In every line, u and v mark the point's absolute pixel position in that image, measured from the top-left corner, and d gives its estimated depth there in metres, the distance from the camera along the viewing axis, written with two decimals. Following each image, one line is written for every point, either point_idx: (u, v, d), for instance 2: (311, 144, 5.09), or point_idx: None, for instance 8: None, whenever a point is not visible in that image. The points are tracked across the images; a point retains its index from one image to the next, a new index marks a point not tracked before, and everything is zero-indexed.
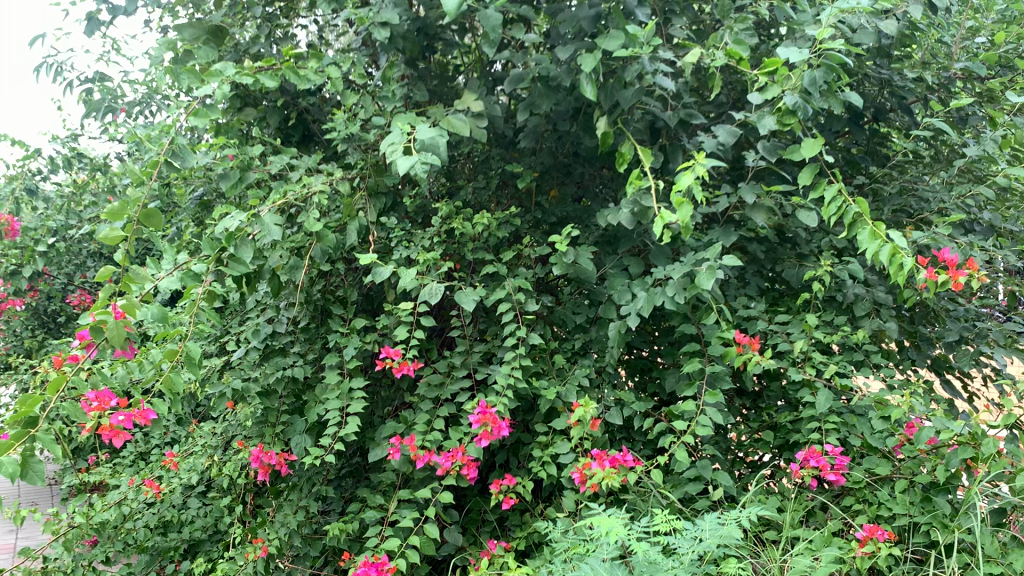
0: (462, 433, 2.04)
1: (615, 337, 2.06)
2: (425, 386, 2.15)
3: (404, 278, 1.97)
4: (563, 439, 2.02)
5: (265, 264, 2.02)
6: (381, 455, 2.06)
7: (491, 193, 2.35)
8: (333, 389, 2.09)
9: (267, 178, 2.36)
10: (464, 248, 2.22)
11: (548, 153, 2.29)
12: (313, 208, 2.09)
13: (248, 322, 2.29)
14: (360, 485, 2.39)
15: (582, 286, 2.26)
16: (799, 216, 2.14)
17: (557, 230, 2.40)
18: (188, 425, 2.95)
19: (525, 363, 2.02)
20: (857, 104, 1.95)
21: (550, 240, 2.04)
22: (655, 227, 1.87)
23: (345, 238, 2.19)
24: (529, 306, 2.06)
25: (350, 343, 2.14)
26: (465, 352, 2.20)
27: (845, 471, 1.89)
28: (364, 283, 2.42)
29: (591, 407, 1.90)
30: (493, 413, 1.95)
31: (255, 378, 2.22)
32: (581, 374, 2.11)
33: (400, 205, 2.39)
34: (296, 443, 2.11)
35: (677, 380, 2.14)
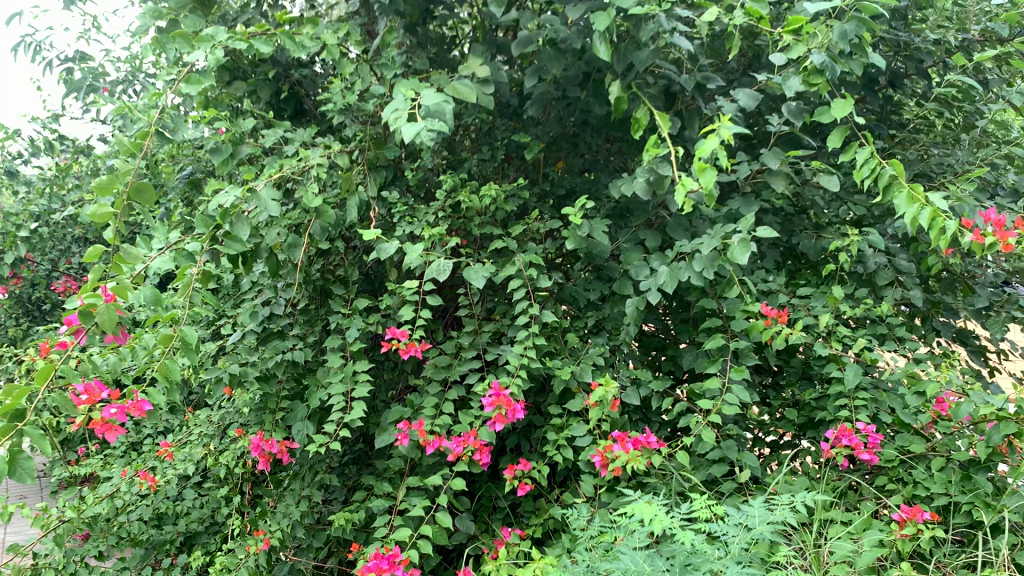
0: (473, 416, 1.94)
1: (634, 315, 1.96)
2: (432, 368, 2.04)
3: (411, 255, 1.87)
4: (579, 421, 1.92)
5: (262, 242, 1.91)
6: (388, 441, 1.96)
7: (496, 165, 2.24)
8: (336, 372, 1.98)
9: (260, 152, 2.25)
10: (471, 223, 2.11)
11: (556, 122, 2.19)
12: (312, 182, 1.97)
13: (243, 305, 2.18)
14: (364, 472, 2.28)
15: (594, 262, 2.16)
16: (822, 184, 2.04)
17: (566, 203, 2.29)
18: (181, 413, 2.84)
19: (539, 342, 1.92)
20: (880, 62, 1.86)
21: (563, 213, 1.93)
22: (677, 196, 1.75)
23: (345, 214, 2.08)
24: (541, 282, 1.96)
25: (353, 324, 2.03)
26: (473, 331, 2.10)
27: (878, 449, 1.81)
28: (365, 262, 2.31)
29: (610, 387, 1.80)
30: (507, 395, 1.85)
31: (252, 362, 2.11)
32: (597, 352, 2.02)
33: (401, 180, 2.27)
34: (298, 430, 1.99)
35: (696, 357, 2.05)
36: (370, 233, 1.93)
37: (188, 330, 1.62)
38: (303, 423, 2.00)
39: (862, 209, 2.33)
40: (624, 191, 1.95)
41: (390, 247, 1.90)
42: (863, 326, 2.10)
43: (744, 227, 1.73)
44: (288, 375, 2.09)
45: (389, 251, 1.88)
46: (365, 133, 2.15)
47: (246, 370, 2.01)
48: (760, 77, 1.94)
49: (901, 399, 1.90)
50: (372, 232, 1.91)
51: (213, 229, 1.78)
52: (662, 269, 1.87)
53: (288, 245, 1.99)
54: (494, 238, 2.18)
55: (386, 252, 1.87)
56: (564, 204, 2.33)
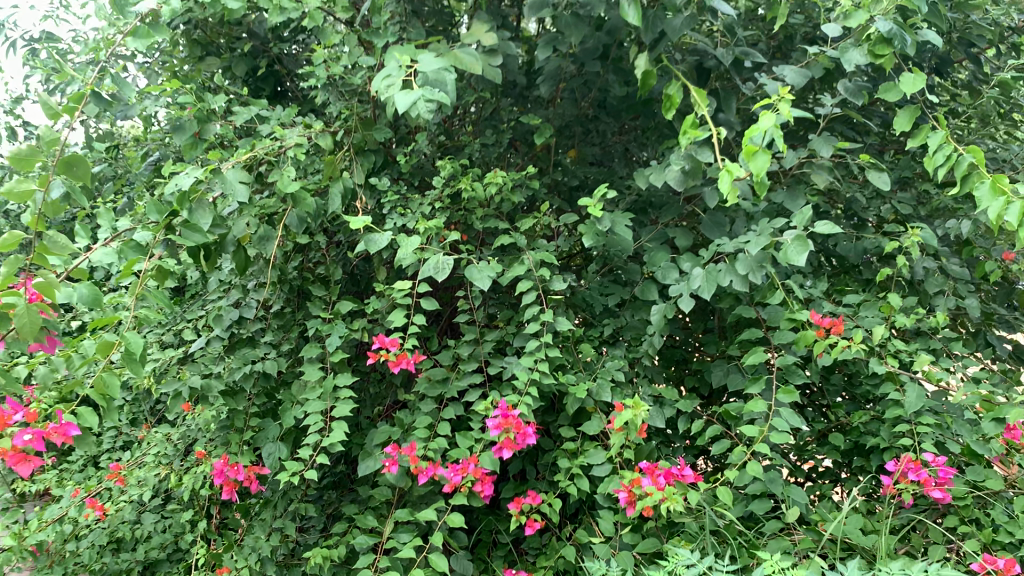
0: (473, 440, 1.67)
1: (660, 324, 1.71)
2: (426, 382, 1.77)
3: (403, 250, 1.59)
4: (597, 446, 1.66)
5: (227, 233, 1.63)
6: (374, 468, 1.68)
7: (501, 151, 1.97)
8: (313, 387, 1.70)
9: (232, 132, 1.97)
10: (473, 216, 1.83)
11: (570, 103, 1.92)
12: (289, 164, 1.69)
13: (209, 306, 1.90)
14: (346, 499, 2.00)
15: (611, 263, 1.89)
16: (874, 178, 1.79)
17: (579, 195, 2.03)
18: (144, 426, 2.54)
19: (552, 355, 1.64)
20: (938, 40, 1.53)
21: (581, 204, 1.65)
22: (719, 185, 1.48)
23: (326, 204, 1.80)
24: (554, 284, 1.68)
25: (335, 331, 1.75)
26: (473, 340, 1.83)
27: (949, 485, 1.54)
28: (350, 259, 2.03)
29: (638, 409, 1.53)
30: (516, 417, 1.58)
31: (217, 374, 1.82)
32: (617, 366, 1.75)
33: (392, 167, 2.00)
34: (269, 454, 1.71)
35: (728, 372, 1.80)
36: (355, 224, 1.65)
37: (132, 337, 1.33)
38: (275, 444, 1.72)
39: (909, 208, 2.07)
40: (652, 181, 1.69)
41: (378, 240, 1.62)
42: (918, 340, 1.84)
43: (800, 222, 1.48)
44: (258, 388, 1.81)
45: (379, 244, 1.60)
46: (351, 111, 1.88)
47: (208, 384, 1.73)
48: (809, 52, 1.67)
49: (970, 426, 1.64)
50: (359, 222, 1.63)
51: (168, 216, 1.50)
52: (696, 270, 1.62)
53: (260, 238, 1.71)
54: (498, 234, 1.90)
55: (374, 247, 1.59)
56: (576, 197, 2.06)
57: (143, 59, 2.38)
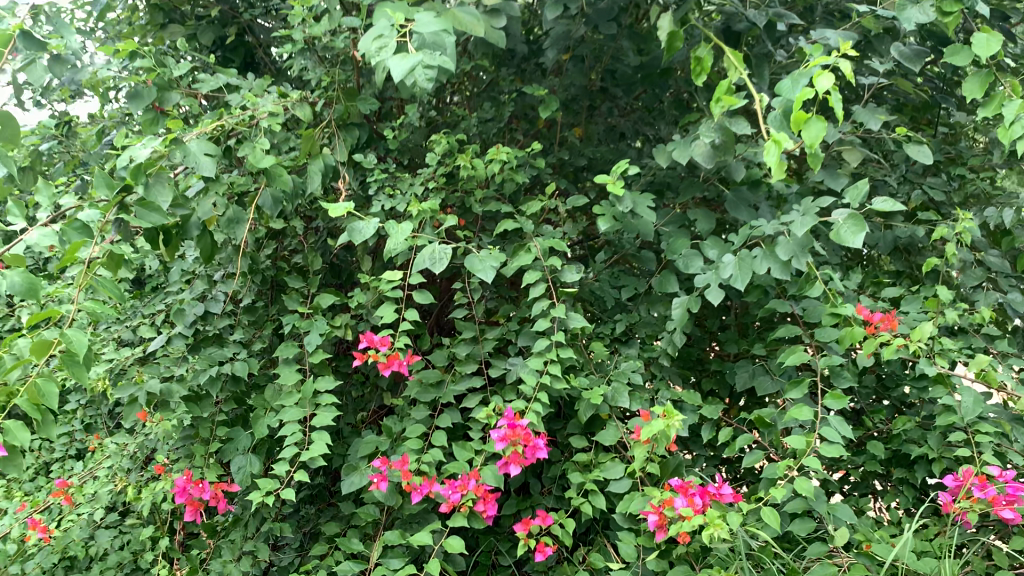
0: (473, 452, 1.47)
1: (683, 319, 1.52)
2: (419, 386, 1.56)
3: (394, 238, 1.36)
4: (614, 459, 1.46)
5: (190, 214, 1.41)
6: (359, 484, 1.47)
7: (500, 127, 1.76)
8: (290, 392, 1.49)
9: (197, 103, 1.74)
10: (470, 198, 1.62)
11: (579, 73, 1.71)
12: (262, 138, 1.47)
13: (171, 299, 1.67)
14: (325, 516, 1.79)
15: (625, 251, 1.70)
16: (917, 154, 1.61)
17: (586, 176, 1.83)
18: (101, 431, 2.31)
19: (565, 355, 1.44)
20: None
21: (598, 181, 1.45)
22: (762, 158, 1.29)
23: (303, 184, 1.58)
24: (566, 275, 1.48)
25: (314, 328, 1.54)
26: (471, 338, 1.62)
27: (1021, 503, 1.31)
28: (329, 248, 1.81)
29: (670, 422, 1.28)
30: (524, 428, 1.36)
31: (180, 377, 1.60)
32: (634, 367, 1.56)
33: (378, 144, 1.78)
34: (238, 468, 1.50)
35: (752, 374, 1.65)
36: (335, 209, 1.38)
37: (72, 336, 1.10)
38: (246, 456, 1.51)
39: (941, 192, 1.89)
40: (675, 158, 1.49)
41: (362, 229, 1.36)
42: (963, 338, 1.66)
43: (854, 199, 1.28)
44: (226, 393, 1.59)
45: (366, 237, 1.34)
46: (332, 79, 1.66)
47: (169, 389, 1.51)
48: (853, 13, 1.50)
49: None
50: (339, 209, 1.36)
51: (120, 193, 1.28)
52: (727, 257, 1.43)
53: (228, 221, 1.49)
54: (499, 219, 1.70)
55: (357, 241, 1.34)
56: (581, 179, 1.86)
57: (97, 28, 2.14)
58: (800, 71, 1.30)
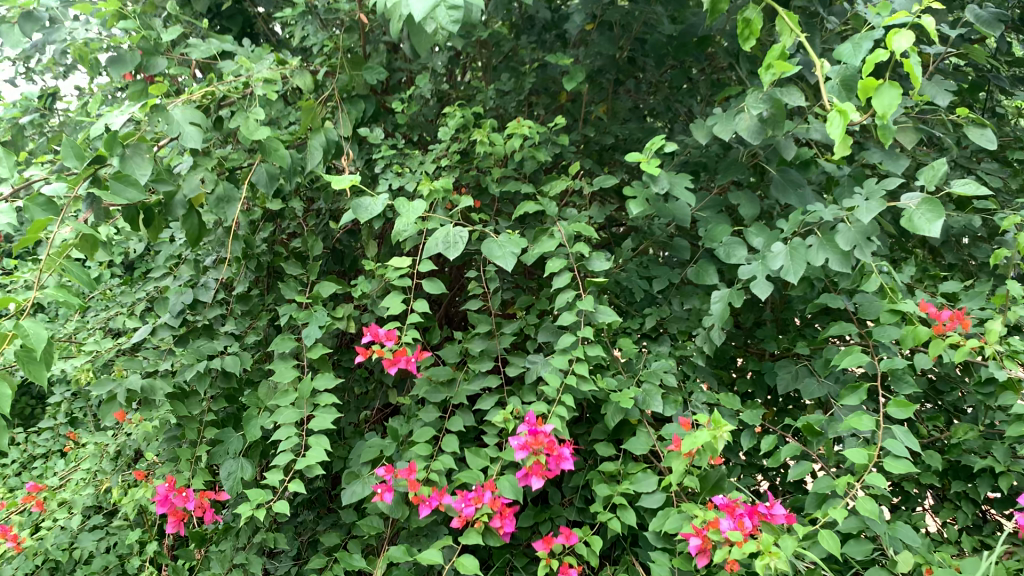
0: (489, 459, 1.32)
1: (723, 314, 1.37)
2: (429, 386, 1.41)
3: (405, 217, 1.21)
4: (646, 471, 1.31)
5: (174, 192, 1.26)
6: (361, 494, 1.32)
7: (520, 100, 1.60)
8: (285, 390, 1.33)
9: (186, 71, 1.58)
10: (486, 177, 1.47)
11: (607, 40, 1.55)
12: (256, 107, 1.32)
13: (156, 286, 1.52)
14: (325, 523, 1.64)
15: (657, 238, 1.55)
16: (980, 138, 1.39)
17: (613, 155, 1.67)
18: (85, 427, 2.16)
19: (592, 354, 1.28)
20: None
21: (631, 159, 1.29)
22: (825, 133, 1.12)
23: (303, 161, 1.42)
24: (593, 264, 1.32)
25: (313, 319, 1.38)
26: (486, 333, 1.46)
27: None
28: (331, 231, 1.66)
29: (718, 436, 1.10)
30: (549, 435, 1.20)
31: (165, 371, 1.45)
32: (667, 368, 1.41)
33: (385, 118, 1.63)
34: (227, 473, 1.35)
35: (796, 375, 1.54)
36: (340, 182, 1.23)
37: (27, 329, 0.95)
38: (237, 460, 1.36)
39: (998, 178, 1.73)
40: (717, 134, 1.33)
41: (370, 206, 1.20)
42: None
43: (929, 181, 1.10)
44: (216, 389, 1.45)
45: (374, 215, 1.19)
46: (335, 45, 1.50)
47: (153, 387, 1.37)
48: None
49: None
50: (345, 181, 1.21)
51: (90, 165, 1.13)
52: (776, 246, 1.27)
53: (217, 200, 1.32)
54: (517, 201, 1.54)
55: (365, 218, 1.19)
56: (606, 158, 1.70)
57: None
58: (862, 36, 1.15)
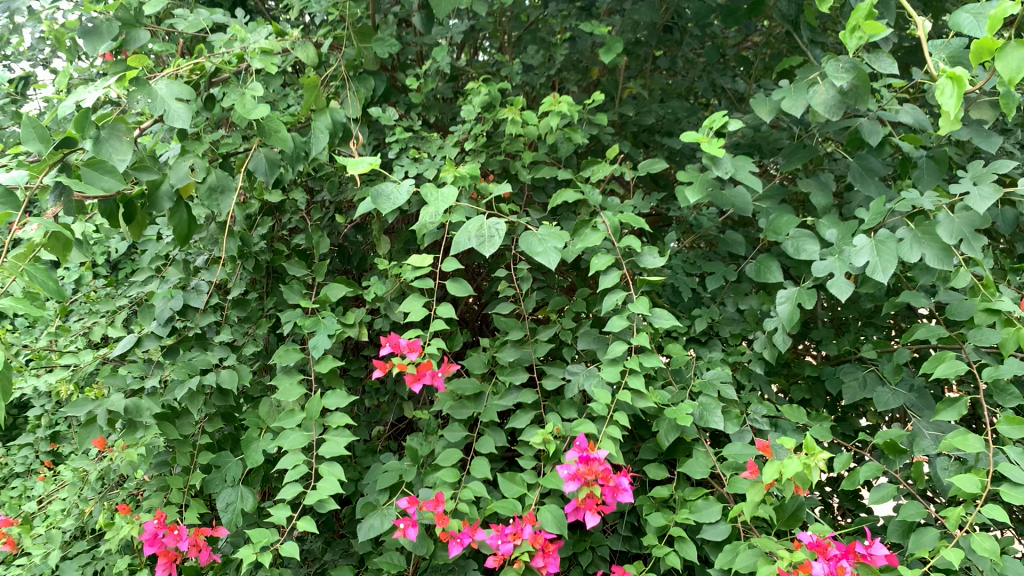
0: (526, 487, 1.15)
1: (791, 317, 1.21)
2: (454, 401, 1.24)
3: (432, 206, 1.02)
4: (707, 498, 1.14)
5: (160, 181, 1.08)
6: (380, 529, 1.15)
7: (548, 76, 1.42)
8: (291, 410, 1.16)
9: (172, 46, 1.39)
10: (516, 162, 1.29)
11: (649, 6, 1.37)
12: (253, 82, 1.13)
13: (141, 290, 1.34)
14: (334, 552, 1.47)
15: (705, 231, 1.38)
16: None
17: (652, 138, 1.49)
18: (65, 444, 1.97)
19: (646, 364, 1.11)
20: None
21: (687, 140, 1.11)
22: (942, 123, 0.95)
23: (306, 146, 1.24)
24: (645, 260, 1.15)
25: (322, 327, 1.21)
26: (517, 340, 1.29)
27: None
28: (337, 226, 1.48)
29: (813, 469, 0.94)
30: (604, 463, 1.02)
31: (152, 388, 1.27)
32: (724, 378, 1.24)
33: (397, 97, 1.45)
34: (224, 504, 1.18)
35: (864, 383, 1.38)
36: (358, 165, 1.05)
37: None
38: (236, 490, 1.19)
39: None
40: (786, 109, 1.16)
41: (392, 194, 1.02)
42: None
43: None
44: (210, 407, 1.27)
45: (398, 205, 1.00)
46: (341, 15, 1.32)
47: (138, 406, 1.18)
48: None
49: None
50: (362, 164, 1.02)
51: (58, 149, 0.94)
52: (859, 238, 1.10)
53: (209, 190, 1.13)
54: (549, 190, 1.36)
55: (388, 208, 1.00)
56: (643, 141, 1.52)
57: None
58: (977, 5, 0.96)
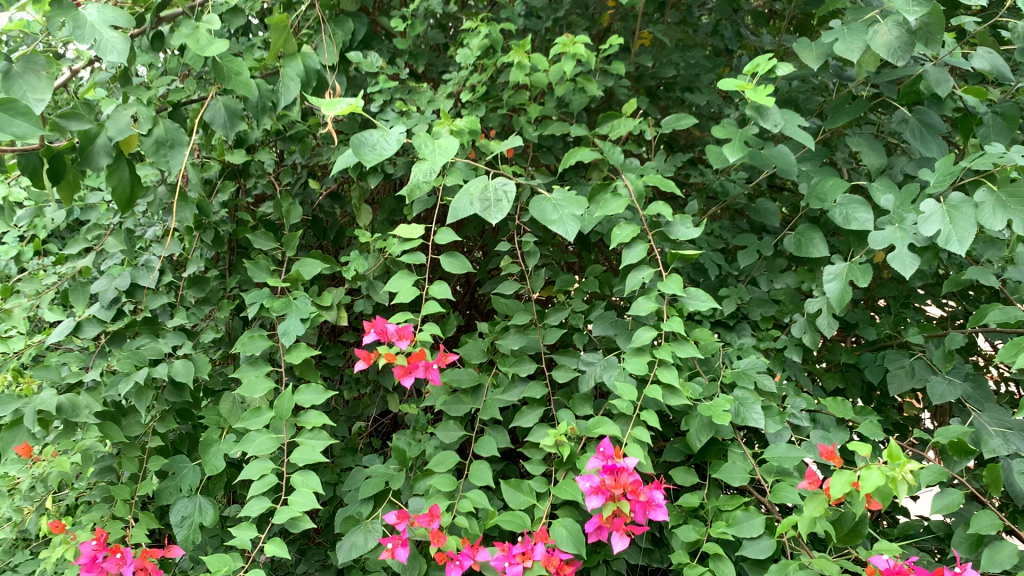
0: (535, 497, 0.97)
1: (842, 296, 1.03)
2: (449, 397, 1.06)
3: (430, 159, 0.84)
4: (748, 511, 0.97)
5: (94, 132, 0.88)
6: (363, 549, 0.97)
7: (554, 20, 1.24)
8: (257, 409, 0.97)
9: None
10: (521, 117, 1.11)
11: None
12: (208, 14, 0.94)
13: (81, 268, 1.14)
14: (310, 564, 1.29)
15: (734, 200, 1.21)
16: None
17: (670, 94, 1.32)
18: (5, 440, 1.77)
19: (679, 353, 0.94)
20: None
21: (725, 87, 0.93)
22: None
23: (274, 96, 1.05)
24: (676, 231, 0.98)
25: (293, 310, 1.02)
26: (522, 325, 1.12)
27: None
28: (311, 194, 1.29)
29: (898, 484, 0.77)
30: (634, 473, 0.85)
31: (93, 382, 1.08)
32: (761, 367, 1.07)
33: (379, 44, 1.26)
34: (177, 514, 1.01)
35: (912, 372, 1.21)
36: (334, 107, 0.85)
37: None
38: (192, 500, 1.03)
39: None
40: (839, 53, 0.98)
41: (377, 143, 0.83)
42: None
43: None
44: (163, 403, 1.09)
45: (385, 154, 0.82)
46: None
47: (75, 404, 1.00)
48: None
49: None
50: (340, 104, 0.83)
51: None
52: (930, 202, 0.93)
53: (154, 143, 0.93)
54: (556, 151, 1.19)
55: (373, 158, 0.82)
56: (658, 99, 1.35)
57: None
58: None
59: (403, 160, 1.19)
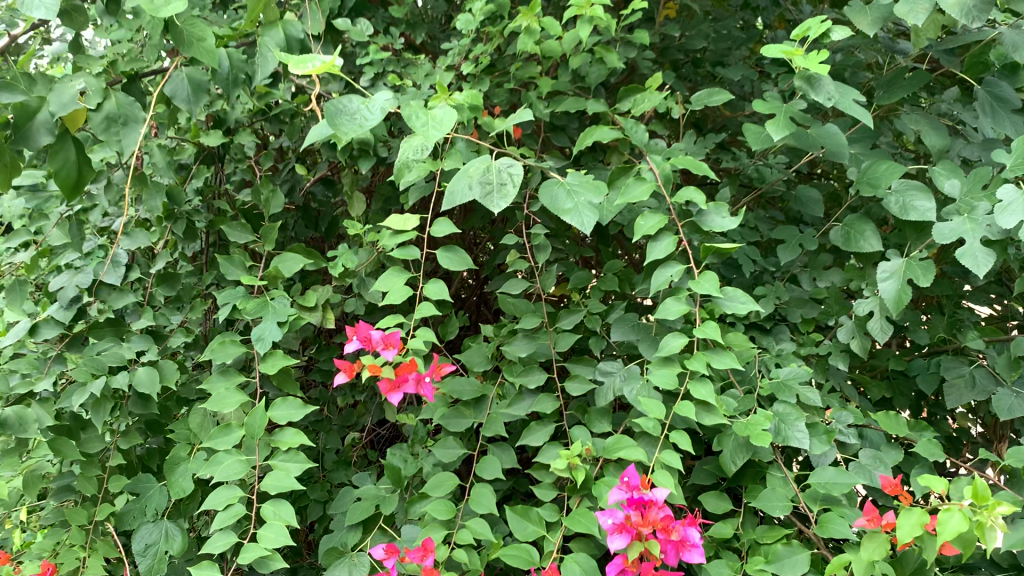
0: (544, 530, 0.84)
1: (900, 298, 0.89)
2: (447, 410, 0.93)
3: (422, 133, 0.70)
4: (793, 545, 0.84)
5: (30, 107, 0.75)
6: None
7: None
8: (225, 426, 0.84)
9: None
10: (530, 92, 0.98)
11: None
12: None
13: (38, 263, 1.02)
14: None
15: (771, 187, 1.08)
16: None
17: (697, 69, 1.18)
18: None
19: (714, 364, 0.80)
20: None
21: (770, 53, 0.79)
22: None
23: (247, 67, 0.92)
24: (709, 222, 0.84)
25: (269, 312, 0.89)
26: (531, 328, 0.99)
27: None
28: (298, 180, 1.17)
29: (984, 531, 0.64)
30: (664, 509, 0.72)
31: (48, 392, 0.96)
32: (805, 378, 0.92)
33: (374, 13, 1.13)
34: (138, 542, 0.88)
35: (973, 382, 1.06)
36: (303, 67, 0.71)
37: None
38: (157, 525, 0.90)
39: None
40: (900, 16, 0.83)
41: (357, 112, 0.69)
42: None
43: None
44: (128, 415, 0.97)
45: (366, 125, 0.68)
46: None
47: (22, 417, 0.88)
48: None
49: None
50: (311, 64, 0.69)
51: None
52: (1012, 187, 0.78)
53: (103, 121, 0.80)
54: (571, 132, 1.05)
55: (351, 130, 0.68)
56: (684, 75, 1.21)
57: None
58: None
59: (397, 142, 1.06)
